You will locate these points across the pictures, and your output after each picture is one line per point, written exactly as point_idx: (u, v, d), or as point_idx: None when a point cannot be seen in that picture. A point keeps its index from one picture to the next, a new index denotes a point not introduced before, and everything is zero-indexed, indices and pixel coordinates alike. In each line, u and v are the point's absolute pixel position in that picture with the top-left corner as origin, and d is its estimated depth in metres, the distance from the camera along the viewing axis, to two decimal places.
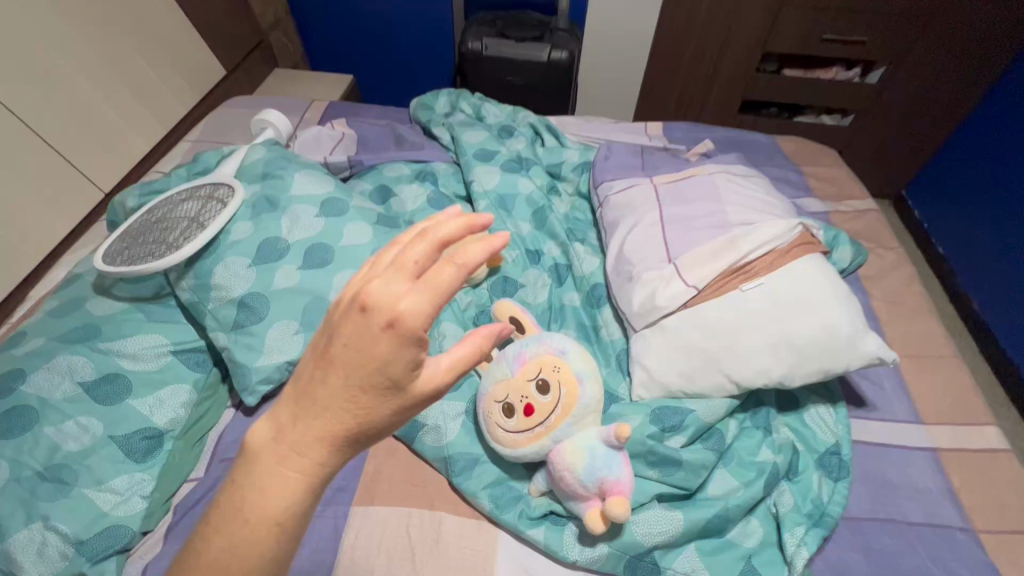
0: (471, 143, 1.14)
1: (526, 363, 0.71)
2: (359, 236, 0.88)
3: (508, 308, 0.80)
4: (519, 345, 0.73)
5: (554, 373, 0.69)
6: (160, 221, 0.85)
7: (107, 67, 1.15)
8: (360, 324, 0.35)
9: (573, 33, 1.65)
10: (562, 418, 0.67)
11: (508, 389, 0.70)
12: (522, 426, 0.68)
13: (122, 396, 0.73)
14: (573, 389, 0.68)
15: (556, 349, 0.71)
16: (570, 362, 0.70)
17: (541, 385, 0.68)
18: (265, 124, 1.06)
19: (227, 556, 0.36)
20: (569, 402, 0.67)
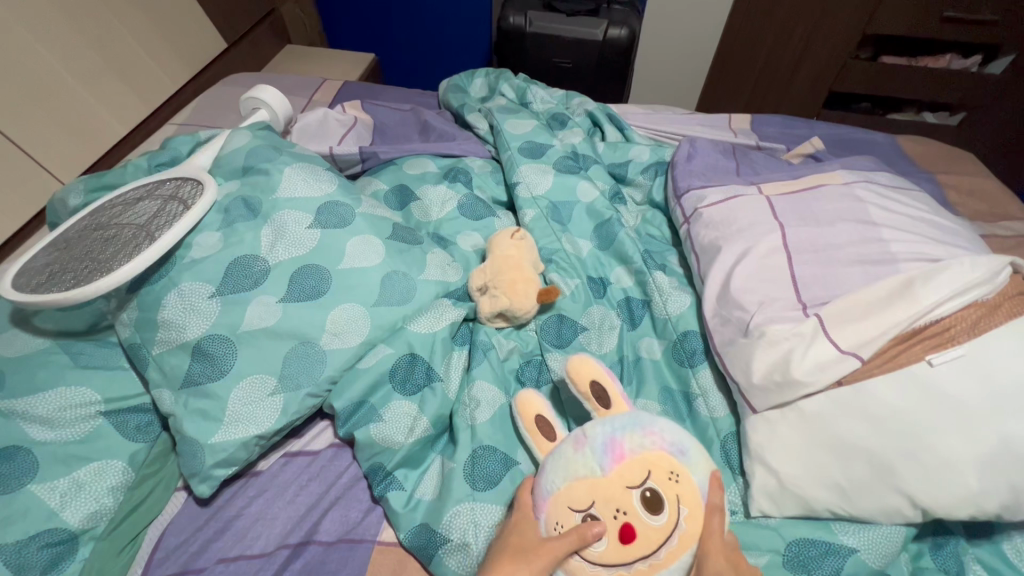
0: (515, 134, 0.89)
1: (627, 460, 0.44)
2: (366, 257, 0.64)
3: (589, 368, 0.54)
4: (609, 425, 0.47)
5: (669, 484, 0.43)
6: (101, 227, 0.63)
7: (73, 28, 0.94)
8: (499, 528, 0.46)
9: (632, 7, 1.40)
10: (676, 554, 0.43)
11: (596, 496, 0.43)
12: (613, 559, 0.42)
13: (22, 480, 0.51)
14: (698, 513, 0.43)
15: (671, 445, 0.46)
16: (692, 469, 0.45)
17: (649, 499, 0.43)
18: (257, 104, 0.84)
19: None
20: (689, 530, 0.43)
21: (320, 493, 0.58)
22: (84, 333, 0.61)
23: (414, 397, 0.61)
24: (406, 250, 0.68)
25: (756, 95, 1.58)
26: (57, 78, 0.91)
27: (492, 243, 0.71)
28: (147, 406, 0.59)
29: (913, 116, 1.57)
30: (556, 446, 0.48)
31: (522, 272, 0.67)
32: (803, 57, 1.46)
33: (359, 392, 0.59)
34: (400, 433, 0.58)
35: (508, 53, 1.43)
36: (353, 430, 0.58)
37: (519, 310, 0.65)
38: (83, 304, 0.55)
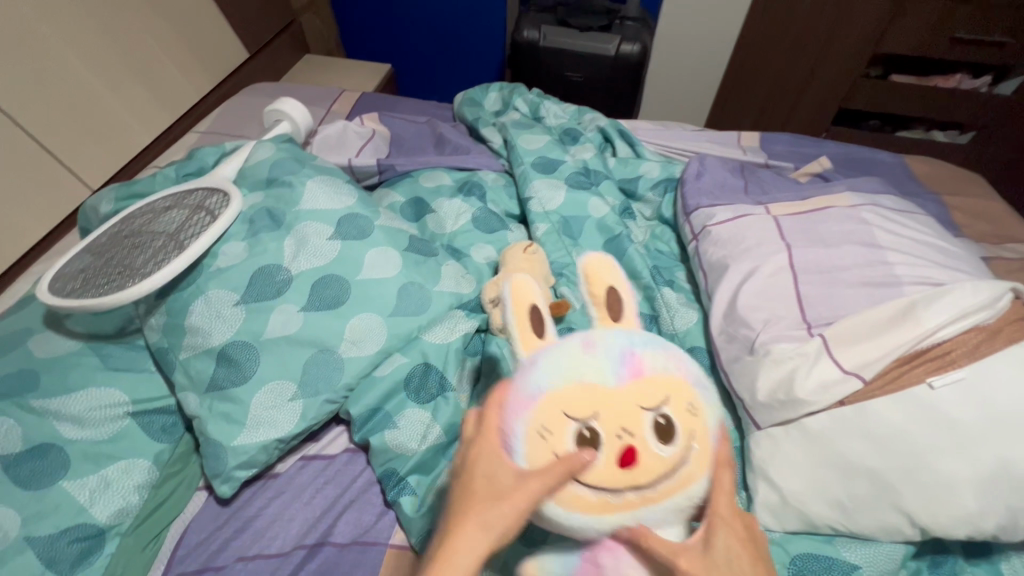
0: (528, 149, 0.92)
1: (646, 375, 0.38)
2: (384, 269, 0.67)
3: (608, 272, 0.45)
4: (629, 337, 0.40)
5: (685, 415, 0.38)
6: (132, 235, 0.66)
7: (104, 40, 0.98)
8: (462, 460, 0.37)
9: (644, 23, 1.42)
10: (673, 491, 0.37)
11: (601, 410, 0.37)
12: (608, 484, 0.36)
13: (55, 476, 0.54)
14: (704, 452, 0.38)
15: (690, 374, 0.40)
16: (708, 406, 0.40)
17: (659, 424, 0.37)
18: (279, 116, 0.87)
19: None
20: (693, 470, 0.38)
21: (336, 497, 0.60)
22: (111, 338, 0.63)
23: (428, 405, 0.63)
24: (422, 262, 0.70)
25: (766, 111, 1.60)
26: (87, 88, 0.95)
27: (506, 256, 0.74)
28: (172, 408, 0.62)
29: (922, 133, 1.58)
30: (556, 343, 0.39)
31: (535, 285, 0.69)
32: (811, 76, 1.48)
33: (375, 399, 0.61)
34: (414, 440, 0.60)
35: (521, 67, 1.45)
36: (368, 436, 0.60)
37: None
38: (116, 310, 0.58)
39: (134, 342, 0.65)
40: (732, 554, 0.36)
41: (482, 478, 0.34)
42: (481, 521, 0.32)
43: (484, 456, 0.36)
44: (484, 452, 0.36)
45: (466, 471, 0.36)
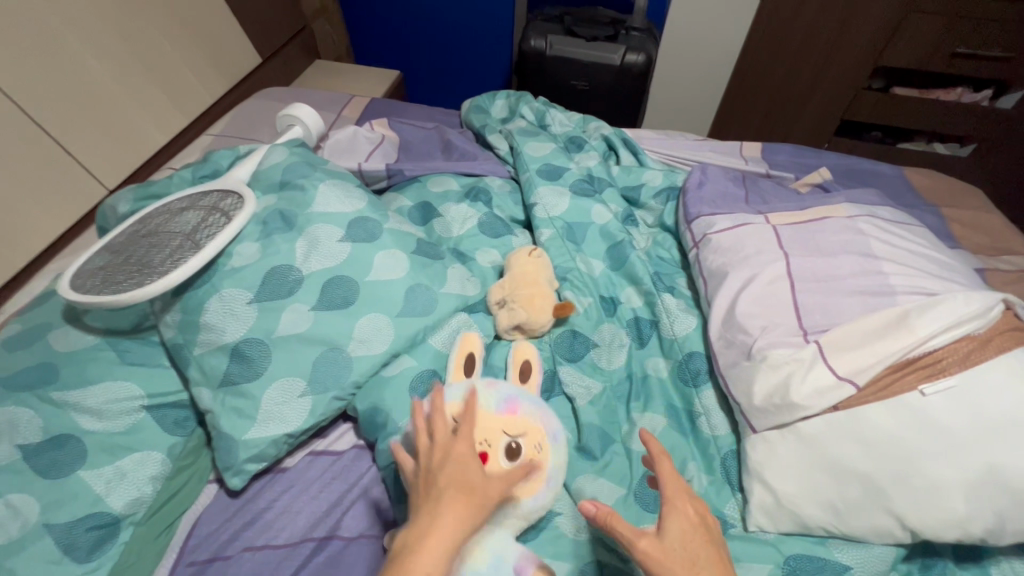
0: (534, 156, 0.94)
1: (516, 415, 0.55)
2: (392, 271, 0.69)
3: (529, 350, 0.66)
4: (517, 391, 0.58)
5: (533, 449, 0.54)
6: (149, 235, 0.68)
7: (122, 45, 1.01)
8: (441, 454, 0.43)
9: (649, 33, 1.44)
10: (503, 498, 0.52)
11: (476, 424, 0.54)
12: None
13: (73, 466, 0.56)
14: (537, 481, 0.54)
15: (549, 429, 0.57)
16: (553, 455, 0.56)
17: (512, 449, 0.53)
18: (292, 121, 0.90)
19: None
20: (525, 490, 0.53)
21: (342, 491, 0.62)
22: (127, 333, 0.65)
23: None
24: (429, 265, 0.72)
25: (769, 121, 1.62)
26: (106, 90, 0.98)
27: (511, 261, 0.76)
28: (185, 402, 0.64)
29: (924, 145, 1.59)
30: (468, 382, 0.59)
31: (539, 288, 0.71)
32: (814, 87, 1.50)
33: (382, 396, 0.63)
34: None
35: (528, 75, 1.48)
36: (374, 433, 0.62)
37: (535, 324, 0.69)
38: (134, 306, 0.60)
39: (149, 338, 0.66)
40: (682, 533, 0.40)
41: (460, 471, 0.42)
42: (457, 507, 0.40)
43: (459, 454, 0.43)
44: (462, 450, 0.43)
45: (442, 463, 0.43)
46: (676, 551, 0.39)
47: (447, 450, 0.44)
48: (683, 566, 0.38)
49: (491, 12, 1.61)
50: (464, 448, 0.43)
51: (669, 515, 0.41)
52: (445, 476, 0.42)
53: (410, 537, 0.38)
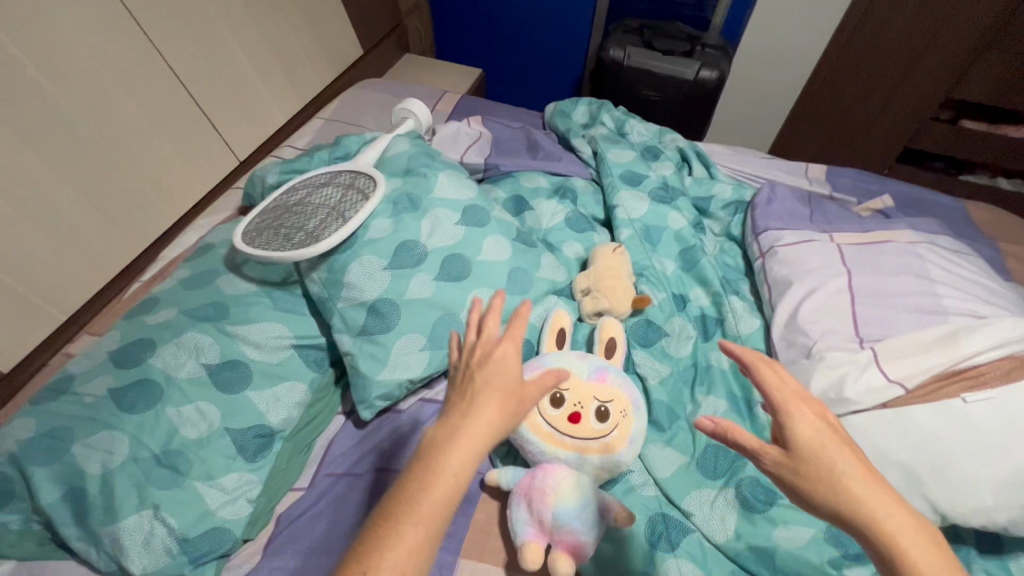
0: (617, 162, 1.04)
1: (605, 383, 0.67)
2: (498, 254, 0.80)
3: (613, 329, 0.77)
4: (607, 364, 0.70)
5: (618, 414, 0.65)
6: (298, 206, 0.81)
7: (260, 35, 1.14)
8: (482, 355, 0.47)
9: (724, 51, 1.51)
10: (591, 449, 0.64)
11: (572, 386, 0.66)
12: (559, 425, 0.64)
13: (241, 385, 0.69)
14: (620, 439, 0.65)
15: (632, 398, 0.68)
16: (636, 420, 0.67)
17: (601, 412, 0.65)
18: (406, 114, 1.02)
19: (424, 475, 0.39)
20: (611, 445, 0.64)
21: None
22: (277, 285, 0.78)
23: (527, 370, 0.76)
24: (526, 251, 0.83)
25: (832, 143, 1.67)
26: (244, 73, 1.11)
27: (596, 255, 0.86)
28: (322, 346, 0.77)
29: (987, 180, 1.61)
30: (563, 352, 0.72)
31: (622, 280, 0.81)
32: (881, 112, 1.54)
33: None
34: None
35: (603, 82, 1.57)
36: None
37: (617, 311, 0.80)
38: (295, 263, 0.73)
39: (292, 290, 0.79)
40: (809, 436, 0.41)
41: (500, 376, 0.45)
42: (497, 403, 0.43)
43: (497, 356, 0.46)
44: (502, 354, 0.46)
45: (479, 365, 0.46)
46: (810, 454, 0.41)
47: (489, 350, 0.47)
48: (819, 470, 0.40)
49: (572, 19, 1.71)
50: (507, 352, 0.47)
51: (790, 421, 0.42)
52: (483, 380, 0.45)
53: (439, 432, 0.42)
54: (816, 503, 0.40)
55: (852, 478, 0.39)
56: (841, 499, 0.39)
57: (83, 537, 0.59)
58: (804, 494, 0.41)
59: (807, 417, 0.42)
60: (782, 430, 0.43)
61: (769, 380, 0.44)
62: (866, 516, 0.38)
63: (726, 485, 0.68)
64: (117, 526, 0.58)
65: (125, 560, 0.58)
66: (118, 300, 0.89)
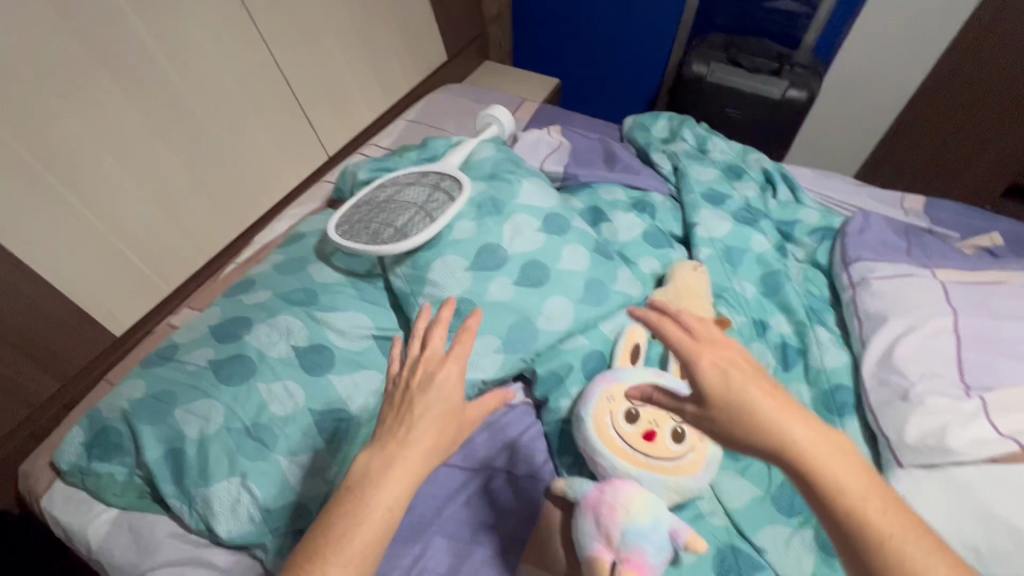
0: (699, 179, 1.01)
1: None
2: (577, 263, 0.80)
3: None
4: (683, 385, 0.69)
5: (695, 437, 0.64)
6: (388, 203, 0.85)
7: (357, 38, 1.20)
8: (424, 379, 0.51)
9: (814, 71, 1.46)
10: (665, 470, 0.62)
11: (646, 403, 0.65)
12: (633, 441, 0.63)
13: (325, 369, 0.72)
14: (695, 464, 0.63)
15: None
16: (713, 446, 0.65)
17: (677, 433, 0.64)
18: (490, 120, 1.05)
19: (357, 504, 0.44)
20: (685, 468, 0.63)
21: (514, 436, 0.74)
22: (361, 276, 0.82)
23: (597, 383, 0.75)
24: (603, 263, 0.83)
25: (928, 174, 1.58)
26: (340, 73, 1.17)
27: (674, 272, 0.85)
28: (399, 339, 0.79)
29: None
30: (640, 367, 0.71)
31: (700, 302, 0.80)
32: (987, 144, 1.47)
33: (557, 365, 0.75)
34: None
35: (684, 97, 1.54)
36: (548, 395, 0.74)
37: None
38: (384, 256, 0.77)
39: (375, 282, 0.82)
40: (715, 383, 0.45)
41: (436, 410, 0.49)
42: (433, 434, 0.48)
43: (443, 384, 0.50)
44: (443, 380, 0.50)
45: (421, 389, 0.50)
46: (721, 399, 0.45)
47: (430, 375, 0.51)
48: (732, 413, 0.44)
49: (655, 32, 1.70)
50: (446, 380, 0.50)
51: (698, 371, 0.46)
52: (419, 412, 0.48)
53: (370, 471, 0.45)
54: (740, 442, 0.44)
55: (762, 414, 0.43)
56: (757, 436, 0.43)
57: (178, 496, 0.64)
58: (727, 436, 0.45)
59: (710, 362, 0.46)
60: (692, 379, 0.46)
61: (669, 337, 0.47)
62: (791, 453, 0.42)
63: (802, 524, 0.65)
64: (209, 488, 0.63)
65: (214, 523, 0.62)
66: (215, 278, 0.95)
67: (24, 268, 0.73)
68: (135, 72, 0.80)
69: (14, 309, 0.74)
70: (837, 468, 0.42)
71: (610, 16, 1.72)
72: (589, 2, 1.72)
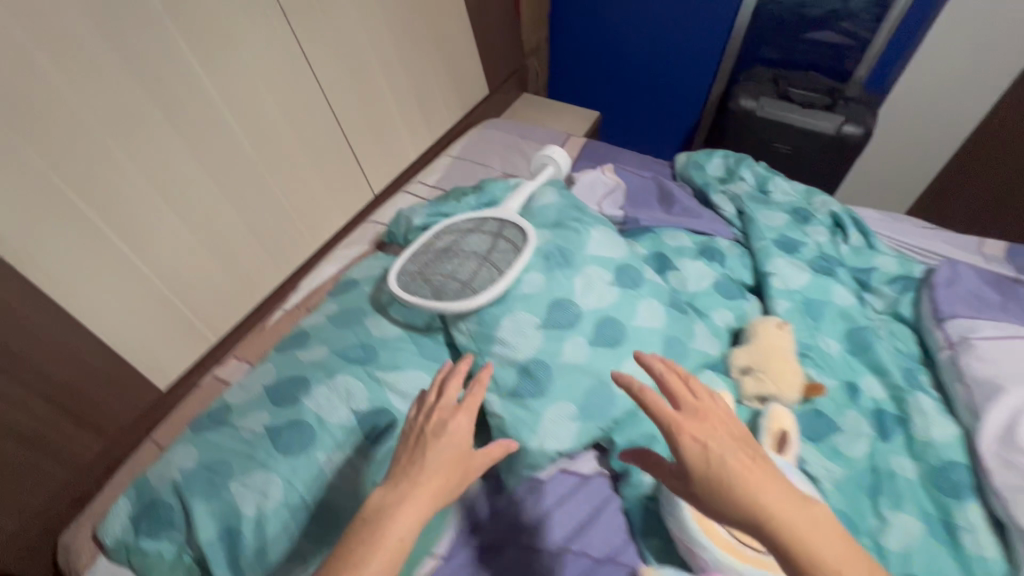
0: (767, 224, 0.96)
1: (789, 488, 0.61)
2: (652, 320, 0.75)
3: (785, 420, 0.68)
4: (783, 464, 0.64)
5: None
6: (448, 252, 0.80)
7: (405, 74, 1.17)
8: (439, 423, 0.52)
9: (867, 104, 1.40)
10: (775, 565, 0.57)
11: None
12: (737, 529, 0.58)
13: (389, 437, 0.66)
14: None
15: None
16: None
17: None
18: (546, 160, 1.00)
19: (371, 534, 0.44)
20: None
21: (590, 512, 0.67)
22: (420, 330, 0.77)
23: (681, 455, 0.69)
24: (679, 318, 0.78)
25: None
26: (387, 110, 1.14)
27: (755, 328, 0.79)
28: None
29: None
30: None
31: (790, 362, 0.73)
32: None
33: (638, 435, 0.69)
34: None
35: (730, 132, 1.50)
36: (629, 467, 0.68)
37: (783, 397, 0.72)
38: (449, 314, 0.72)
39: (433, 336, 0.77)
40: (696, 454, 0.45)
41: (448, 448, 0.50)
42: (445, 473, 0.49)
43: (454, 426, 0.52)
44: (456, 422, 0.52)
45: (436, 429, 0.52)
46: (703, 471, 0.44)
47: (443, 420, 0.53)
48: (713, 485, 0.44)
49: (697, 64, 1.66)
50: (457, 424, 0.52)
51: (679, 443, 0.46)
52: (433, 447, 0.50)
53: (386, 502, 0.46)
54: (723, 514, 0.43)
55: (741, 485, 0.42)
56: (738, 508, 0.42)
57: None
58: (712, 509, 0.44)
59: (690, 433, 0.46)
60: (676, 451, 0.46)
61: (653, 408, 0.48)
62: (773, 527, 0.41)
63: None
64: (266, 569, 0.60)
65: None
66: (261, 326, 0.91)
67: (76, 324, 0.69)
68: (195, 116, 0.77)
69: (60, 367, 0.69)
70: (815, 540, 0.40)
71: (651, 48, 1.69)
72: (630, 34, 1.69)
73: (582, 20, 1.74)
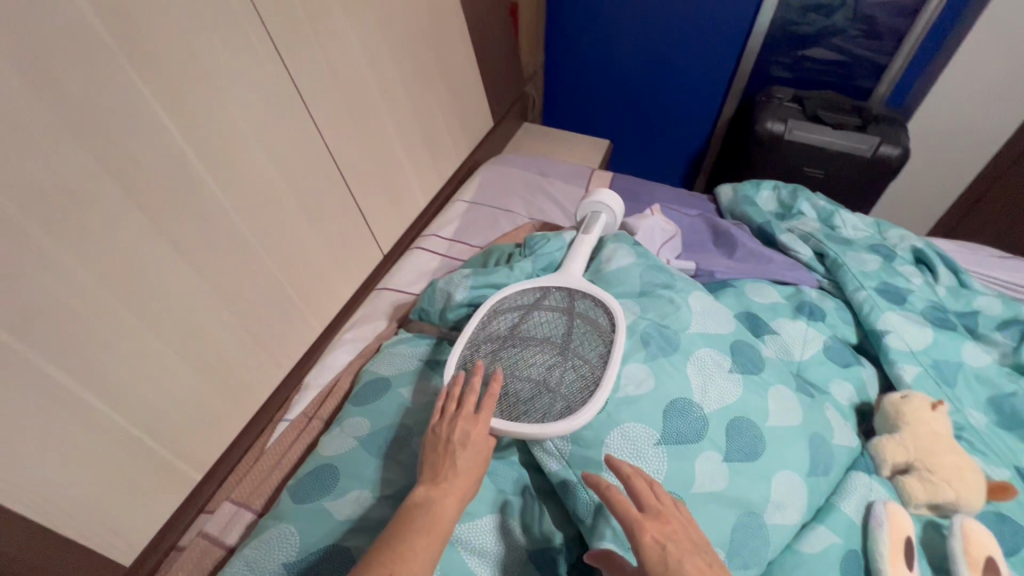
0: (860, 270, 0.83)
1: None
2: (788, 416, 0.59)
3: (983, 542, 0.53)
4: None
5: None
6: (511, 342, 0.59)
7: (411, 109, 0.99)
8: (462, 432, 0.50)
9: (898, 121, 1.32)
10: None
11: None
12: None
13: None
14: None
15: None
16: None
17: None
18: (598, 208, 0.81)
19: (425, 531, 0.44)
20: None
21: None
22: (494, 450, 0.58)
23: None
24: (813, 406, 0.62)
25: None
26: (394, 152, 0.95)
27: (897, 404, 0.63)
28: (558, 548, 0.53)
29: None
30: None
31: (961, 455, 0.58)
32: None
33: None
34: None
35: (755, 159, 1.39)
36: None
37: (965, 502, 0.57)
38: (538, 438, 0.52)
39: (510, 456, 0.59)
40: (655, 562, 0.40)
41: (477, 451, 0.50)
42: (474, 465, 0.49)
43: (476, 431, 0.50)
44: (480, 431, 0.51)
45: (463, 440, 0.50)
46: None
47: (466, 432, 0.50)
48: None
49: (705, 85, 1.56)
50: (479, 430, 0.51)
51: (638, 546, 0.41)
52: (462, 454, 0.49)
53: (433, 494, 0.47)
54: None
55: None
56: None
57: None
58: None
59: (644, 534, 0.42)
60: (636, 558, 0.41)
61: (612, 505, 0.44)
62: None
63: None
64: None
65: None
66: (261, 450, 0.70)
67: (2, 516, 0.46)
68: (163, 184, 0.56)
69: None
70: None
71: (656, 70, 1.58)
72: (633, 56, 1.58)
73: (580, 43, 1.62)
